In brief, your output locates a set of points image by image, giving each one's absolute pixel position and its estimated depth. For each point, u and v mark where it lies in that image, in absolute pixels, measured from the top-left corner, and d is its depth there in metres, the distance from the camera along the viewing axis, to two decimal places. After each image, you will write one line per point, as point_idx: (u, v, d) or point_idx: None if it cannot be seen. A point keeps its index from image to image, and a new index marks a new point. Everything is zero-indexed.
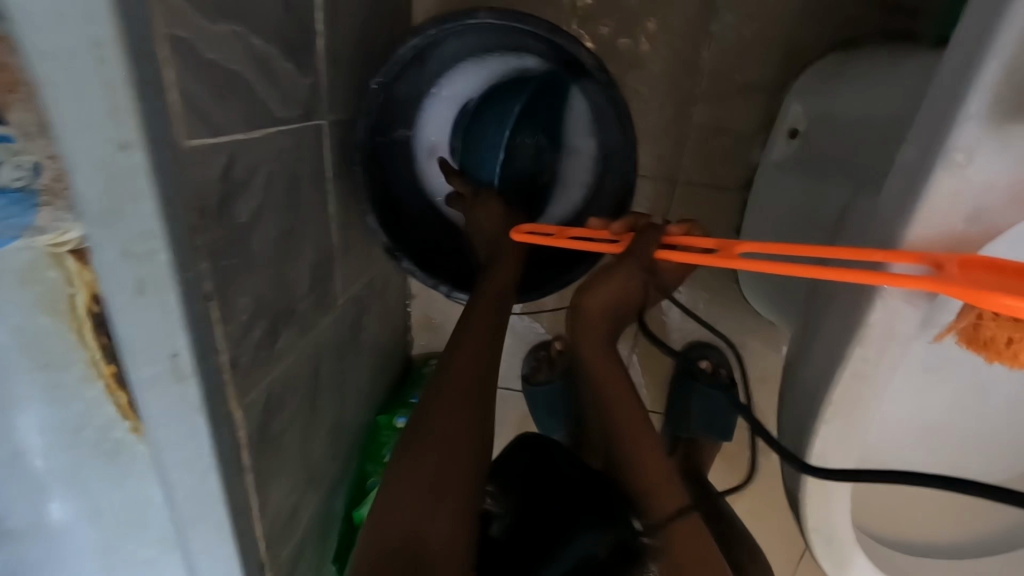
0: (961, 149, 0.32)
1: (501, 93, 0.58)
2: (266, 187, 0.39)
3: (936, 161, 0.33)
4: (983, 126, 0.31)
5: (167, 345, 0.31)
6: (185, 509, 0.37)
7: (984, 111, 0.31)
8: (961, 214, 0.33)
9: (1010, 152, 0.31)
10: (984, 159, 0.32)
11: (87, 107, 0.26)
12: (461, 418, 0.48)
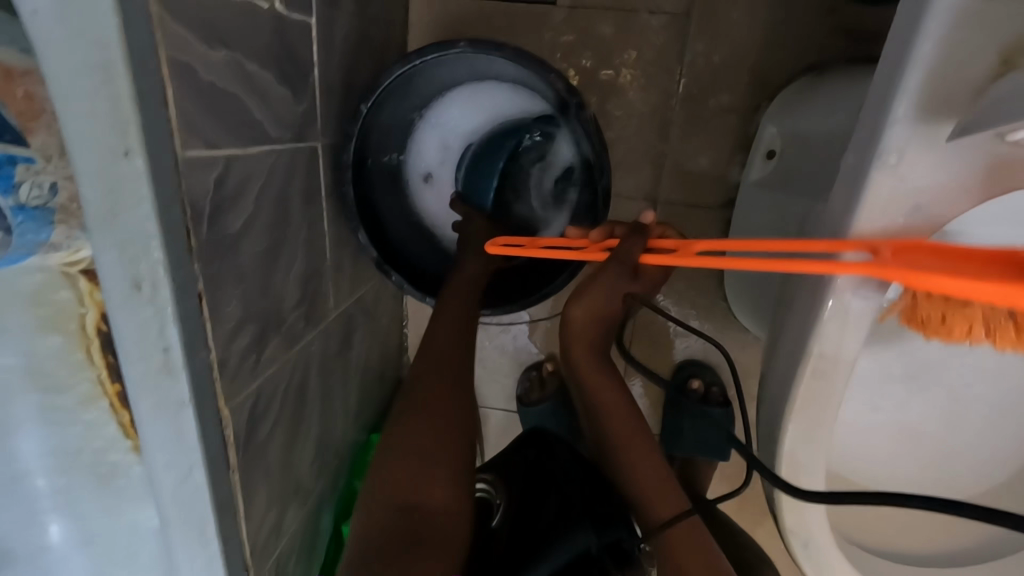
0: (891, 147, 0.32)
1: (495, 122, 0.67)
2: (259, 201, 0.44)
3: (870, 162, 0.33)
4: (911, 127, 0.32)
5: (158, 343, 0.36)
6: (175, 506, 0.42)
7: (910, 113, 0.31)
8: (902, 211, 0.33)
9: (937, 152, 0.32)
10: (915, 158, 0.32)
11: (94, 121, 0.31)
12: (449, 401, 0.56)
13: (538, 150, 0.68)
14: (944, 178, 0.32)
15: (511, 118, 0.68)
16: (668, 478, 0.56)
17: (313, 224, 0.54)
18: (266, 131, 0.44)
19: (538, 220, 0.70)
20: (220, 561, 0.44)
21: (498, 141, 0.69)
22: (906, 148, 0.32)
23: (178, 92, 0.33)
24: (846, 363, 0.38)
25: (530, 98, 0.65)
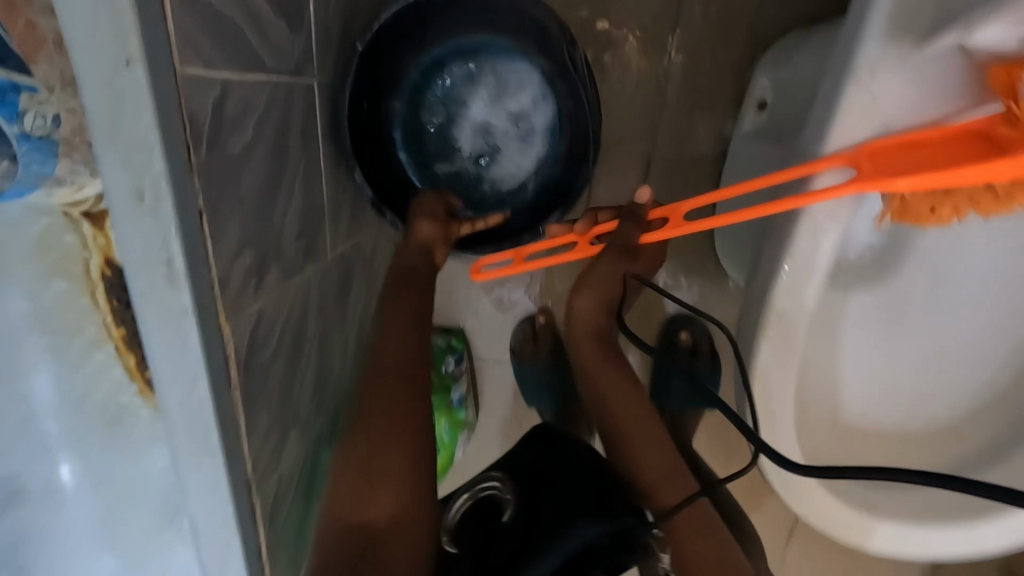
0: (865, 65, 0.35)
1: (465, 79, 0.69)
2: (258, 130, 0.45)
3: (845, 81, 0.36)
4: (884, 47, 0.34)
5: (161, 256, 0.38)
6: (179, 418, 0.44)
7: (883, 32, 0.34)
8: (869, 131, 0.36)
9: (906, 71, 0.35)
10: (885, 77, 0.35)
11: (94, 29, 0.32)
12: (398, 409, 0.56)
13: (500, 113, 0.70)
14: (908, 97, 0.35)
15: (467, 85, 0.69)
16: (674, 472, 0.64)
17: (311, 161, 0.55)
18: (263, 62, 0.45)
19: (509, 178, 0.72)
20: (223, 472, 0.46)
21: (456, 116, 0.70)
22: (879, 63, 0.35)
23: (176, 7, 0.35)
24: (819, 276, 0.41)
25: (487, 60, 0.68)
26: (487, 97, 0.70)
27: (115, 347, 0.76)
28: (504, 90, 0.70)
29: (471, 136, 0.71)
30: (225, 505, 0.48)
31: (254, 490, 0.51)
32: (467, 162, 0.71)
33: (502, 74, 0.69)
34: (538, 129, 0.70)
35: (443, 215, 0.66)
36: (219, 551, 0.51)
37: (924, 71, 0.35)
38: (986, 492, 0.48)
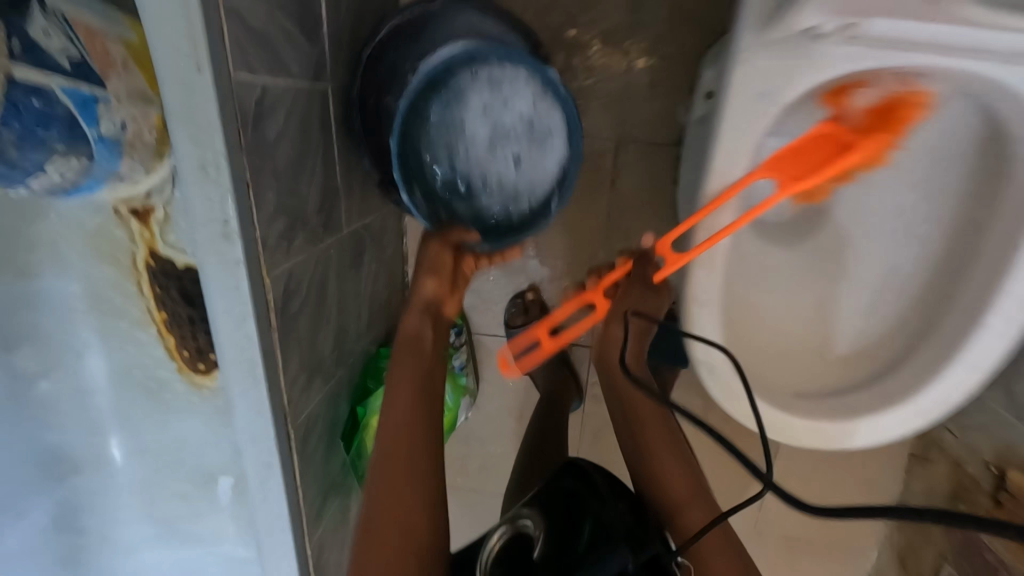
0: (745, 47, 0.48)
1: (462, 107, 0.71)
2: (286, 123, 0.57)
3: (732, 60, 0.49)
4: (756, 33, 0.48)
5: (219, 216, 0.49)
6: (231, 352, 0.55)
7: (753, 23, 0.48)
8: (756, 94, 0.50)
9: (774, 48, 0.48)
10: (762, 56, 0.49)
11: (174, 45, 0.44)
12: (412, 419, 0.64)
13: (500, 134, 0.73)
14: (780, 66, 0.49)
15: (462, 113, 0.71)
16: (697, 494, 0.69)
17: (326, 151, 0.67)
18: (288, 69, 0.56)
19: (518, 199, 0.76)
20: (266, 397, 0.57)
21: (459, 144, 0.73)
22: (751, 55, 0.48)
23: (228, 26, 0.46)
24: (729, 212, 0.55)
25: (476, 87, 0.70)
26: (479, 124, 0.72)
27: (158, 330, 0.85)
28: (501, 114, 0.71)
29: (476, 161, 0.74)
30: (267, 427, 0.59)
31: (290, 418, 0.62)
32: (478, 187, 0.75)
33: (494, 96, 0.70)
34: (543, 150, 0.73)
35: (448, 266, 0.76)
36: (261, 470, 0.61)
37: (783, 54, 0.48)
38: (897, 385, 0.62)
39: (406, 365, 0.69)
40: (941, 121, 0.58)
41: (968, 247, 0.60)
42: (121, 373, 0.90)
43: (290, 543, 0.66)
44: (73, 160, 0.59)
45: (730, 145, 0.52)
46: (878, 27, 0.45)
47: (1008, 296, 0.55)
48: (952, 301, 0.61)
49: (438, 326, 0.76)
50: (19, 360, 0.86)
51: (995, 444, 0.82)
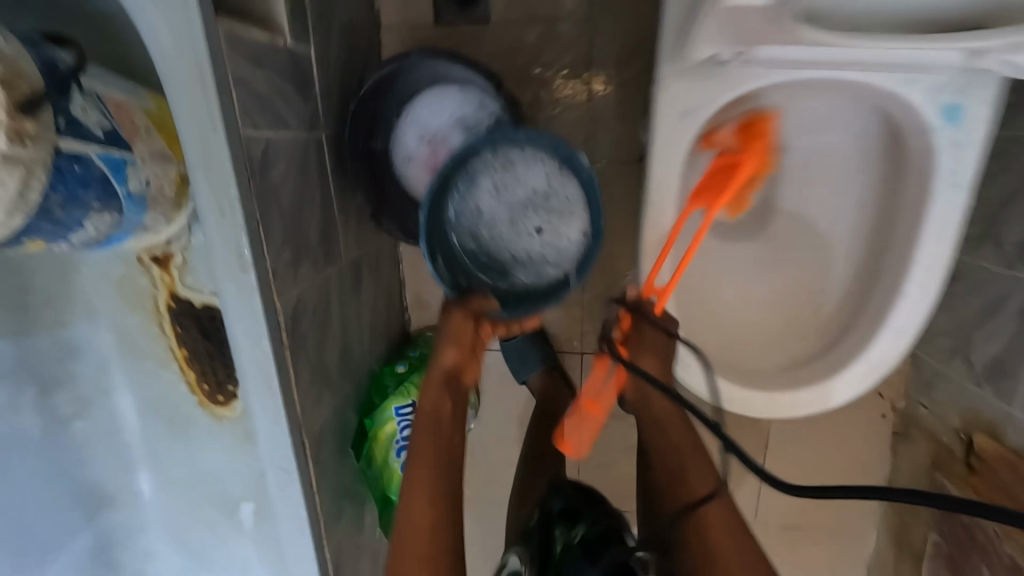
0: (663, 76, 0.60)
1: (480, 189, 0.74)
2: (287, 168, 0.66)
3: (656, 88, 0.61)
4: (670, 65, 0.59)
5: (235, 250, 0.58)
6: (250, 368, 0.63)
7: (667, 57, 0.59)
8: (678, 112, 0.60)
9: (687, 75, 0.59)
10: (677, 82, 0.60)
11: (193, 112, 0.53)
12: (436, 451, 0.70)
13: (521, 210, 0.75)
14: (693, 88, 0.60)
15: (482, 195, 0.74)
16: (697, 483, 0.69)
17: (323, 190, 0.76)
18: (286, 122, 0.66)
19: (545, 271, 0.75)
20: (282, 407, 0.65)
21: (482, 223, 0.76)
22: (668, 84, 0.60)
23: (236, 93, 0.56)
24: (672, 211, 0.64)
25: (494, 169, 0.73)
26: (498, 202, 0.75)
27: (180, 367, 0.93)
28: (518, 191, 0.74)
29: (499, 236, 0.76)
30: (284, 435, 0.66)
31: (303, 427, 0.70)
32: (506, 262, 0.76)
33: (511, 176, 0.74)
34: (565, 221, 0.74)
35: (470, 336, 0.75)
36: (280, 474, 0.69)
37: (694, 77, 0.59)
38: (841, 358, 0.68)
39: (426, 426, 0.72)
40: (854, 122, 0.67)
41: (886, 224, 0.67)
42: (147, 409, 0.97)
43: (310, 545, 0.73)
44: (106, 215, 0.68)
45: (662, 154, 0.62)
46: (765, 53, 0.54)
47: (918, 265, 0.62)
48: (879, 276, 0.67)
49: (459, 392, 0.77)
50: (57, 406, 0.92)
51: (961, 411, 0.87)
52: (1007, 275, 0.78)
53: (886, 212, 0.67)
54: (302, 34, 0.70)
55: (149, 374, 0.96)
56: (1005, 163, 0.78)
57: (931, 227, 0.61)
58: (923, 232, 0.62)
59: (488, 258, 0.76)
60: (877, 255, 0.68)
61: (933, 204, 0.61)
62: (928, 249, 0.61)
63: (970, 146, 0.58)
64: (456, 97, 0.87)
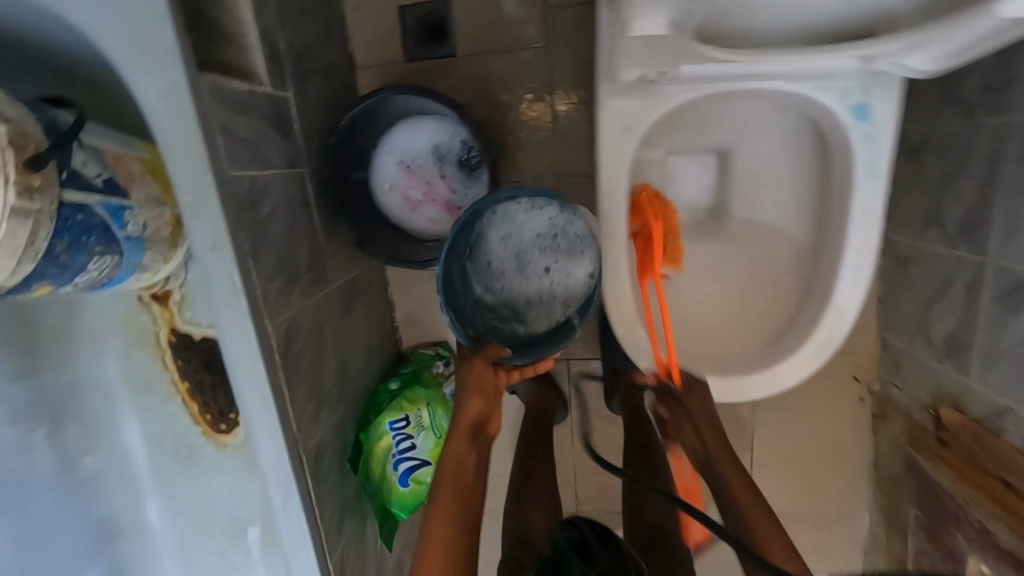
0: (603, 96, 0.67)
1: (486, 242, 0.78)
2: (274, 202, 0.72)
3: (597, 107, 0.68)
4: (608, 86, 0.66)
5: (228, 281, 0.63)
6: (247, 390, 0.67)
7: (605, 81, 0.66)
8: (620, 127, 0.68)
9: (624, 93, 0.67)
10: (615, 101, 0.67)
11: (183, 158, 0.59)
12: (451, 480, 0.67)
13: (531, 253, 0.78)
14: (632, 104, 0.67)
15: (491, 244, 0.78)
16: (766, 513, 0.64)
17: (308, 221, 0.81)
18: (270, 161, 0.72)
19: (564, 311, 0.79)
20: (279, 425, 0.69)
21: (495, 277, 0.79)
22: (606, 105, 0.67)
23: (221, 138, 0.62)
24: (621, 217, 0.71)
25: (501, 219, 0.76)
26: (505, 255, 0.78)
27: (182, 400, 0.98)
28: (522, 240, 0.77)
29: (512, 280, 0.79)
30: (282, 451, 0.70)
31: (301, 444, 0.74)
32: (520, 304, 0.80)
33: (518, 223, 0.77)
34: (575, 259, 0.76)
35: (491, 387, 0.73)
36: (282, 490, 0.73)
37: (629, 96, 0.67)
38: (798, 341, 0.72)
39: (448, 475, 0.68)
40: (786, 126, 0.74)
41: (823, 215, 0.73)
42: (152, 443, 1.01)
43: (314, 558, 0.76)
44: (108, 258, 0.73)
45: (610, 165, 0.69)
46: (687, 72, 0.61)
47: (849, 250, 0.67)
48: (821, 264, 0.72)
49: (482, 446, 0.72)
50: (67, 441, 0.96)
51: (928, 387, 0.91)
52: (954, 254, 0.83)
53: (820, 205, 0.73)
54: (281, 81, 0.76)
55: (152, 408, 1.00)
56: (942, 151, 0.84)
57: (857, 215, 0.66)
58: (850, 220, 0.67)
59: (502, 302, 0.80)
60: (818, 244, 0.73)
61: (855, 194, 0.66)
62: (857, 235, 0.67)
63: (882, 139, 0.64)
64: (432, 130, 0.96)
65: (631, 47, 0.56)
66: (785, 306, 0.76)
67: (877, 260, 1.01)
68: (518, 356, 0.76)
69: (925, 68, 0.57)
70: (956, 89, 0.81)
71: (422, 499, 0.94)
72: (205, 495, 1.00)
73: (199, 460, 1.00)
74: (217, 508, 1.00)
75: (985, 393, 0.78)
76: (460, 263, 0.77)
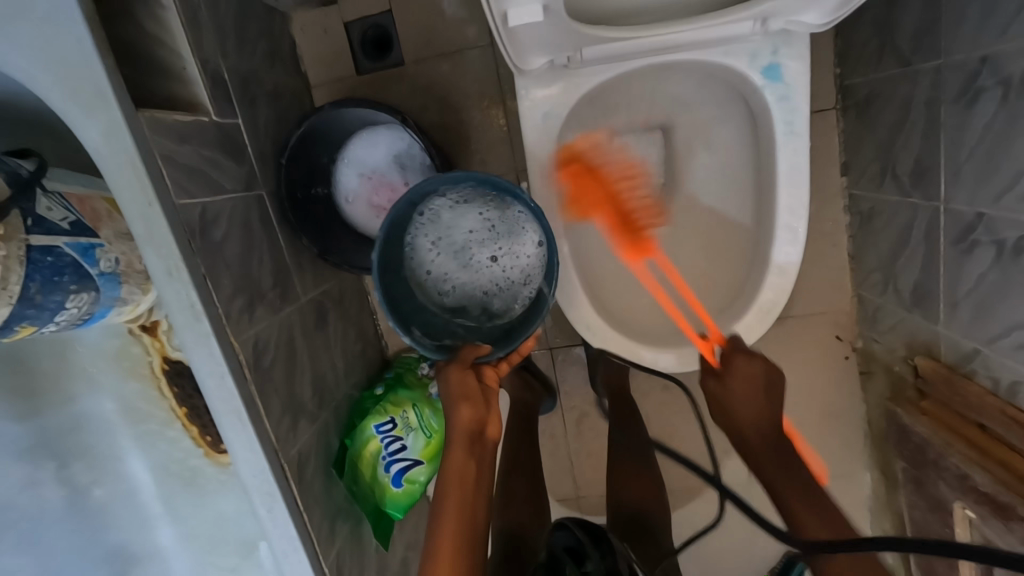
0: (524, 91, 0.73)
1: (428, 246, 0.80)
2: (229, 225, 0.75)
3: (522, 101, 0.73)
4: (526, 81, 0.72)
5: (188, 302, 0.66)
6: (219, 406, 0.71)
7: (522, 78, 0.72)
8: (543, 116, 0.73)
9: (541, 84, 0.72)
10: (534, 94, 0.73)
11: (130, 192, 0.62)
12: (453, 507, 0.66)
13: (468, 246, 0.81)
14: (551, 93, 0.73)
15: (429, 250, 0.80)
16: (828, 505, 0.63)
17: (270, 240, 0.85)
18: (221, 185, 0.75)
19: (520, 289, 0.81)
20: (255, 437, 0.72)
21: (447, 279, 0.81)
22: (529, 94, 0.73)
23: (166, 169, 0.65)
24: (557, 203, 0.76)
25: (428, 224, 0.79)
26: (448, 256, 0.81)
27: (182, 424, 1.01)
28: (458, 239, 0.81)
29: (464, 279, 0.82)
30: (262, 461, 0.73)
31: (281, 454, 0.77)
32: (482, 299, 0.82)
33: (448, 223, 0.80)
34: (510, 239, 0.80)
35: (478, 391, 0.71)
36: (266, 499, 0.76)
37: (546, 83, 0.72)
38: (746, 310, 0.77)
39: (453, 495, 0.66)
40: (714, 106, 0.80)
41: (759, 180, 0.78)
42: (155, 471, 1.04)
43: (307, 563, 0.79)
44: (84, 295, 0.77)
45: (540, 151, 0.74)
46: (589, 54, 0.67)
47: (781, 210, 0.73)
48: (762, 227, 0.77)
49: (485, 453, 0.70)
50: (76, 476, 0.99)
51: (902, 338, 0.90)
52: (908, 202, 0.83)
53: (755, 172, 0.79)
54: (226, 109, 0.80)
55: (151, 436, 1.03)
56: (886, 101, 0.84)
57: (783, 172, 0.72)
58: (777, 181, 0.73)
59: (464, 303, 0.82)
60: (761, 208, 0.78)
61: (779, 155, 0.72)
62: (787, 192, 0.72)
63: (794, 97, 0.70)
64: (387, 139, 0.97)
65: (525, 34, 0.62)
66: (733, 278, 0.82)
67: (842, 218, 1.01)
68: (499, 349, 0.76)
69: (819, 23, 0.65)
70: (890, 38, 0.81)
71: (417, 498, 0.97)
72: (212, 516, 1.04)
73: (203, 483, 1.04)
74: (224, 527, 1.04)
75: (953, 336, 0.78)
76: (414, 273, 0.80)
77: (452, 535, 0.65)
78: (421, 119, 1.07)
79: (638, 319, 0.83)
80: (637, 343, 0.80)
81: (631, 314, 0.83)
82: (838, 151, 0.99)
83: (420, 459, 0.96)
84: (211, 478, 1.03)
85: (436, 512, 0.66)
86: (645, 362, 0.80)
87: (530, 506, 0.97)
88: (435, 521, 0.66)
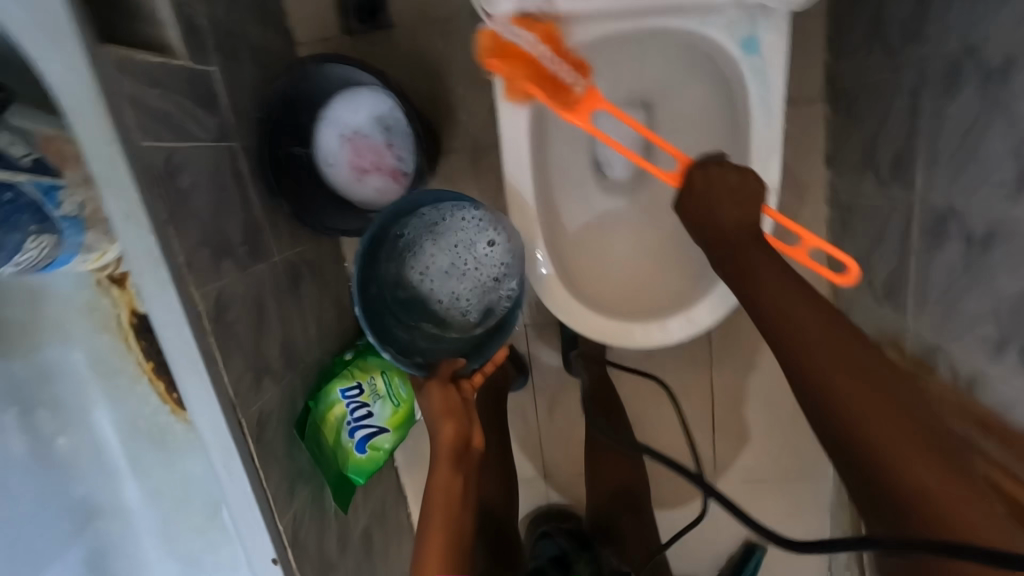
0: None
1: (421, 276, 0.82)
2: (197, 174, 0.73)
3: None
4: None
5: (147, 248, 0.65)
6: (178, 358, 0.70)
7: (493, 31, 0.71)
8: None
9: None
10: None
11: (89, 130, 0.60)
12: (440, 518, 0.65)
13: (456, 262, 0.82)
14: None
15: (425, 285, 0.82)
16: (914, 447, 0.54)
17: (242, 195, 0.83)
18: (190, 134, 0.73)
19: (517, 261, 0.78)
20: (213, 391, 0.72)
21: (457, 299, 0.82)
22: None
23: (130, 111, 0.63)
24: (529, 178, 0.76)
25: (411, 262, 0.82)
26: (450, 280, 0.82)
27: (148, 379, 0.96)
28: (447, 260, 0.82)
29: (471, 287, 0.82)
30: (219, 417, 0.73)
31: (240, 412, 0.76)
32: (495, 289, 0.81)
33: (431, 252, 0.82)
34: (484, 229, 0.80)
35: (460, 405, 0.71)
36: (223, 456, 0.75)
37: None
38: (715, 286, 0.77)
39: (438, 503, 0.66)
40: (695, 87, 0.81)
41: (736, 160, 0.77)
42: (111, 430, 0.98)
43: (261, 519, 0.79)
44: (44, 237, 0.76)
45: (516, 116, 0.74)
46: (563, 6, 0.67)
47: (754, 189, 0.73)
48: None
49: (469, 465, 0.71)
50: (38, 424, 0.96)
51: (873, 332, 0.91)
52: (888, 194, 0.82)
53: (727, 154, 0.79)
54: (199, 56, 0.78)
55: (114, 392, 0.98)
56: (874, 91, 0.83)
57: (756, 148, 0.72)
58: (752, 159, 0.73)
59: (478, 307, 0.82)
60: None
61: (754, 130, 0.72)
62: (755, 170, 0.72)
63: (771, 73, 0.69)
64: (369, 100, 0.95)
65: None
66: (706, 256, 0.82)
67: (823, 210, 1.00)
68: (473, 361, 0.77)
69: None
70: (883, 25, 0.80)
71: (380, 465, 0.97)
72: (163, 483, 0.98)
73: (168, 444, 0.98)
74: (175, 493, 0.98)
75: (919, 332, 0.78)
76: (423, 302, 0.82)
77: (441, 545, 0.64)
78: (406, 85, 1.05)
79: (610, 297, 0.83)
80: (592, 309, 0.80)
81: (602, 293, 0.83)
82: (826, 142, 0.98)
83: (386, 427, 0.95)
84: (173, 441, 0.97)
85: (424, 520, 0.66)
86: (617, 338, 0.79)
87: (503, 479, 0.99)
88: (424, 529, 0.66)
